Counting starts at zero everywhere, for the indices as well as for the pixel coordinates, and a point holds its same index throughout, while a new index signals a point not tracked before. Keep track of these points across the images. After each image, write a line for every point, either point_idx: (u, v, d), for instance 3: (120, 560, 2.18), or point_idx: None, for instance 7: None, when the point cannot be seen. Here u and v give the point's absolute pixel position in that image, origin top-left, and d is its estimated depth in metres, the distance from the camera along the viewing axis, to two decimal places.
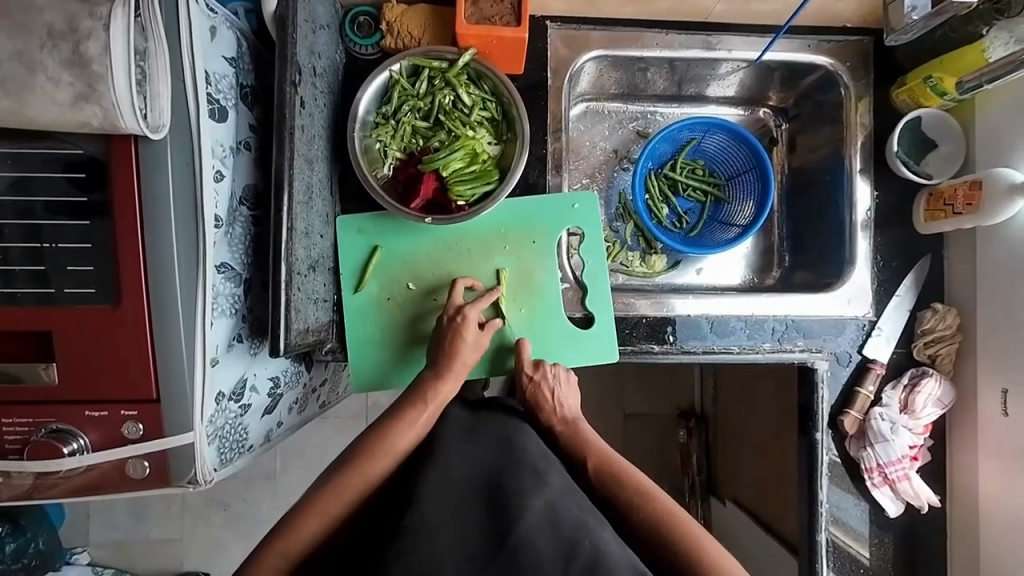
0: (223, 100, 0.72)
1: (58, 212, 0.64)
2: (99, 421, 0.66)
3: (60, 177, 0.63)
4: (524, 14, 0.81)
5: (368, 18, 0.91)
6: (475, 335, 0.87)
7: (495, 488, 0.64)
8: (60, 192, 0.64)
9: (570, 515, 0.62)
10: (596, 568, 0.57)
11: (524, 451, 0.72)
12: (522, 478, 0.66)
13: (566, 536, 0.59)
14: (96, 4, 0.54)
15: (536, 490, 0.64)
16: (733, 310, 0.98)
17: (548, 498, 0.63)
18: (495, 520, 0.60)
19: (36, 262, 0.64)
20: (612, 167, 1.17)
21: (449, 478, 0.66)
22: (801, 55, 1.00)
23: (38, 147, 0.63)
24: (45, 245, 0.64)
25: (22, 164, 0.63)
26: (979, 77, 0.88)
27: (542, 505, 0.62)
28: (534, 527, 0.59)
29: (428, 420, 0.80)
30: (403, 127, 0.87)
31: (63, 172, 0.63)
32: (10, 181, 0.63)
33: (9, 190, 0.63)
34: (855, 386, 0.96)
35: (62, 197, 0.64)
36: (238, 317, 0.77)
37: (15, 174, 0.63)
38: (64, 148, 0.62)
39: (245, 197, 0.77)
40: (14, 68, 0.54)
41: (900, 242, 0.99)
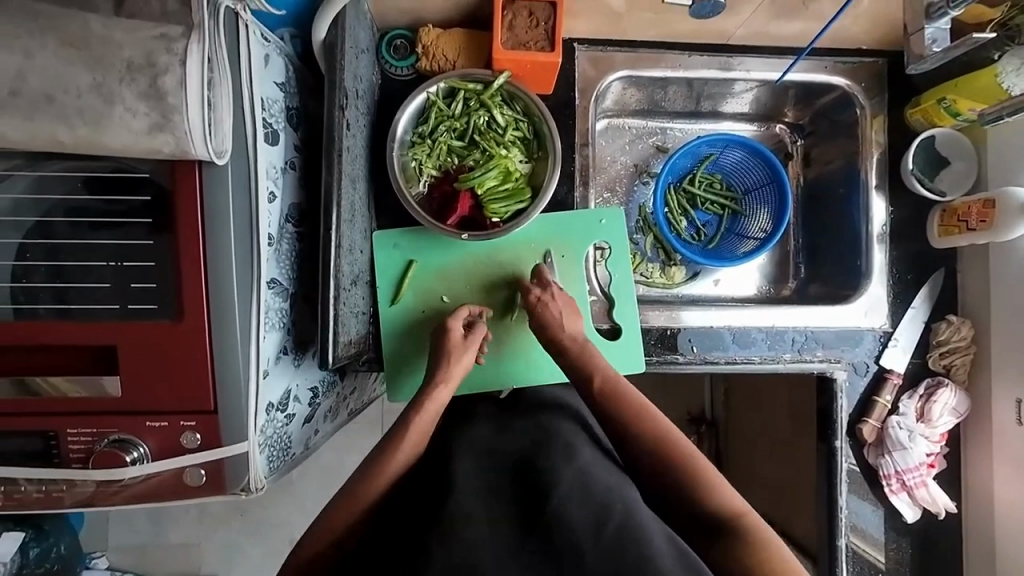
0: (275, 123, 0.76)
1: (81, 232, 0.68)
2: (159, 431, 0.69)
3: (86, 200, 0.68)
4: (558, 40, 0.85)
5: (404, 40, 0.94)
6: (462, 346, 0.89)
7: (526, 464, 0.72)
8: (82, 214, 0.68)
9: (599, 485, 0.69)
10: (625, 529, 0.62)
11: (552, 433, 0.80)
12: (553, 455, 0.74)
13: (598, 502, 0.66)
14: (173, 40, 0.58)
15: (565, 464, 0.71)
16: (755, 321, 1.01)
17: (576, 471, 0.70)
18: (529, 489, 0.68)
19: (56, 279, 0.68)
20: (632, 181, 1.20)
21: (488, 467, 0.72)
22: (818, 75, 1.04)
23: (66, 170, 0.67)
24: (66, 262, 0.68)
25: (55, 189, 0.67)
26: (999, 108, 0.90)
27: (571, 475, 0.69)
28: (566, 495, 0.65)
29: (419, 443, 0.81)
30: (439, 146, 0.90)
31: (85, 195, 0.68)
32: (59, 206, 0.68)
33: (44, 214, 0.68)
34: (873, 395, 0.99)
35: (83, 218, 0.68)
36: (285, 330, 0.80)
37: (59, 198, 0.68)
38: (93, 171, 0.67)
39: (291, 215, 0.81)
40: (93, 100, 0.58)
41: (914, 255, 1.02)
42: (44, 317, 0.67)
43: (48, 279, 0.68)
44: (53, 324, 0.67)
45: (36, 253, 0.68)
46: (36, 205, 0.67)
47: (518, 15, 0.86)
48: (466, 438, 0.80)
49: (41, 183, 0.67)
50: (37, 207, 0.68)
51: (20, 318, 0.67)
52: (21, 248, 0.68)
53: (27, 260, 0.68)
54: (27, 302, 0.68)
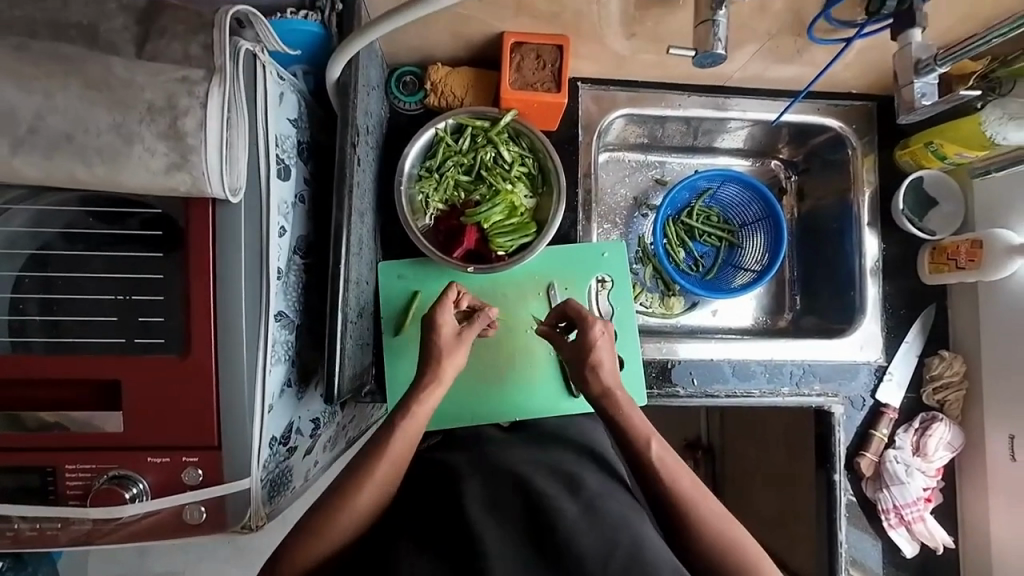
0: (287, 159, 0.77)
1: (73, 265, 0.69)
2: (160, 466, 0.68)
3: (83, 234, 0.69)
4: (564, 81, 0.88)
5: (413, 77, 0.97)
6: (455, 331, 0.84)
7: (529, 488, 0.70)
8: (75, 248, 0.69)
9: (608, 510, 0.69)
10: (634, 562, 0.63)
11: (556, 461, 0.79)
12: (552, 480, 0.73)
13: (606, 532, 0.65)
14: (194, 83, 0.59)
15: (569, 493, 0.70)
16: (753, 354, 1.03)
17: (583, 501, 0.69)
18: (534, 518, 0.66)
19: (45, 312, 0.68)
20: (631, 213, 1.23)
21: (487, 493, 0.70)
22: (811, 117, 1.08)
23: (60, 204, 0.68)
24: (56, 296, 0.68)
25: (54, 223, 0.69)
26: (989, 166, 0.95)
27: (577, 507, 0.68)
28: (573, 524, 0.65)
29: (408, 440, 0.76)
30: (446, 180, 0.92)
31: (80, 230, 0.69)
32: (59, 238, 0.69)
33: (41, 247, 0.69)
34: (869, 429, 1.01)
35: (77, 252, 0.69)
36: (289, 362, 0.80)
37: (59, 231, 0.69)
38: (91, 205, 0.68)
39: (299, 247, 0.81)
40: (113, 140, 0.59)
41: (905, 291, 1.05)
42: (46, 349, 0.67)
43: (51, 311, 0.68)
44: (55, 356, 0.66)
45: (35, 286, 0.68)
46: (34, 238, 0.69)
47: (526, 57, 0.89)
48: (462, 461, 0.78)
49: (39, 217, 0.68)
50: (35, 239, 0.69)
51: (23, 350, 0.67)
52: (17, 281, 0.68)
53: (23, 293, 0.68)
54: (29, 334, 0.68)
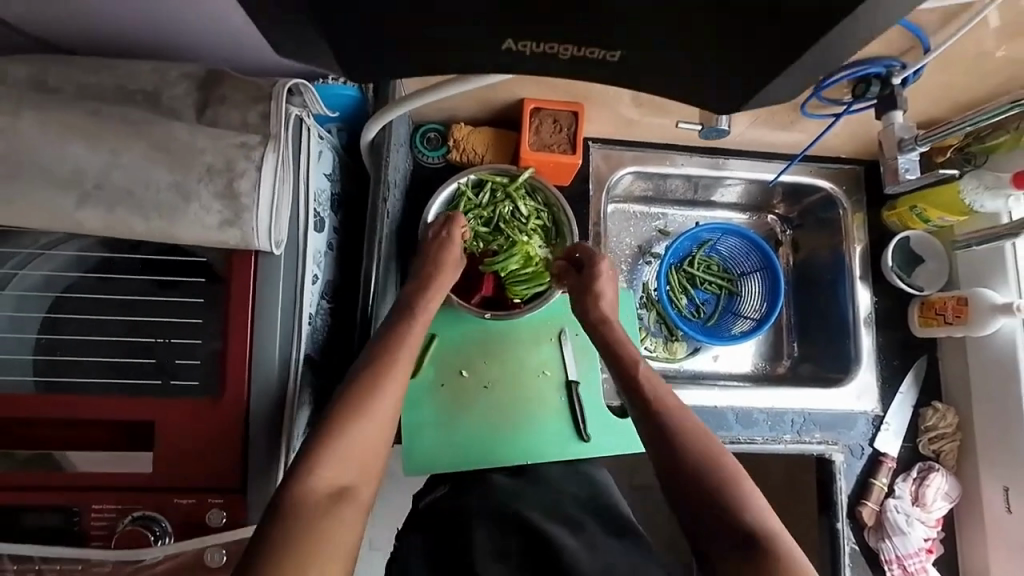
0: (322, 211, 0.82)
1: (95, 307, 0.72)
2: (185, 508, 0.69)
3: (108, 277, 0.72)
4: (579, 144, 0.95)
5: (437, 134, 1.04)
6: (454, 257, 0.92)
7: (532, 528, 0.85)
8: (95, 291, 0.72)
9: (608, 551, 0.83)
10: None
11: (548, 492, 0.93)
12: (560, 526, 0.86)
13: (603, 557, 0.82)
14: (251, 148, 0.65)
15: (568, 530, 0.85)
16: (756, 402, 1.07)
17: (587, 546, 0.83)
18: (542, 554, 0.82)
19: (48, 353, 0.70)
20: (636, 261, 1.29)
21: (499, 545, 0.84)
22: (804, 179, 1.17)
23: (84, 249, 0.72)
24: (77, 337, 0.71)
25: (81, 266, 0.72)
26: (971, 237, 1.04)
27: (576, 541, 0.84)
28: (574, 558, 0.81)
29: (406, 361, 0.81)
30: (467, 231, 0.98)
31: (100, 274, 0.72)
32: (76, 282, 0.72)
33: (62, 291, 0.72)
34: (869, 478, 1.04)
35: (94, 294, 0.72)
36: (312, 404, 0.82)
37: (75, 275, 0.72)
38: (115, 251, 0.72)
39: (327, 292, 0.86)
40: (172, 197, 0.64)
41: (898, 342, 1.11)
42: (76, 390, 0.69)
43: (56, 353, 0.70)
44: (82, 397, 0.68)
45: (59, 328, 0.71)
46: (53, 282, 0.71)
47: (544, 121, 0.96)
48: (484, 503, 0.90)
49: (61, 262, 0.72)
50: (54, 283, 0.71)
51: (57, 390, 0.69)
52: (44, 323, 0.71)
53: (51, 335, 0.71)
54: (58, 375, 0.70)
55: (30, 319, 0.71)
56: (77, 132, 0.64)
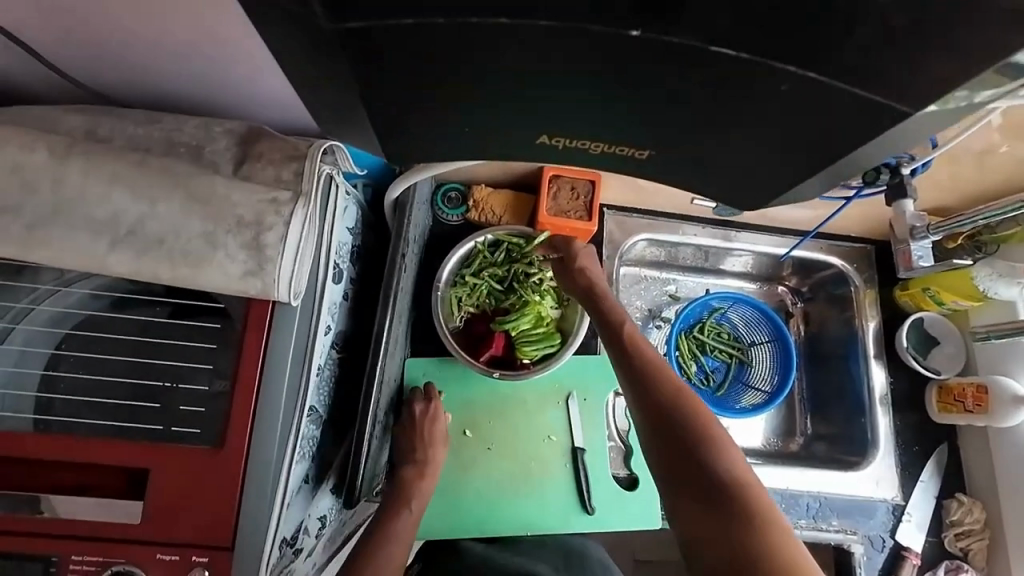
0: (341, 263, 0.84)
1: (102, 345, 0.73)
2: (167, 564, 0.66)
3: (120, 315, 0.74)
4: (594, 211, 0.98)
5: (457, 193, 1.08)
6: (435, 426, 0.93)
7: None
8: (105, 328, 0.73)
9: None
10: None
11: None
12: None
13: None
14: (281, 203, 0.68)
15: None
16: (768, 481, 1.02)
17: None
18: None
19: (47, 391, 0.70)
20: (645, 324, 1.29)
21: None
22: (814, 254, 1.18)
23: (101, 288, 0.74)
24: (80, 373, 0.71)
25: (96, 304, 0.74)
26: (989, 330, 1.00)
27: None
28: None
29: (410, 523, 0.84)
30: (480, 288, 0.99)
31: (113, 311, 0.74)
32: (87, 319, 0.73)
33: (73, 327, 0.73)
34: (892, 574, 0.97)
35: (99, 331, 0.73)
36: (311, 458, 0.80)
37: (84, 313, 0.73)
38: (131, 291, 0.75)
39: (338, 343, 0.86)
40: (200, 246, 0.66)
41: (917, 427, 1.07)
42: (71, 431, 0.68)
43: (55, 390, 0.70)
44: (70, 439, 0.67)
45: (63, 366, 0.72)
46: (64, 318, 0.73)
47: (562, 188, 0.99)
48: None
49: (77, 299, 0.74)
50: (65, 319, 0.73)
51: (58, 429, 0.68)
52: (50, 358, 0.72)
53: (54, 371, 0.71)
54: (59, 413, 0.69)
55: (40, 354, 0.71)
56: (119, 180, 0.68)
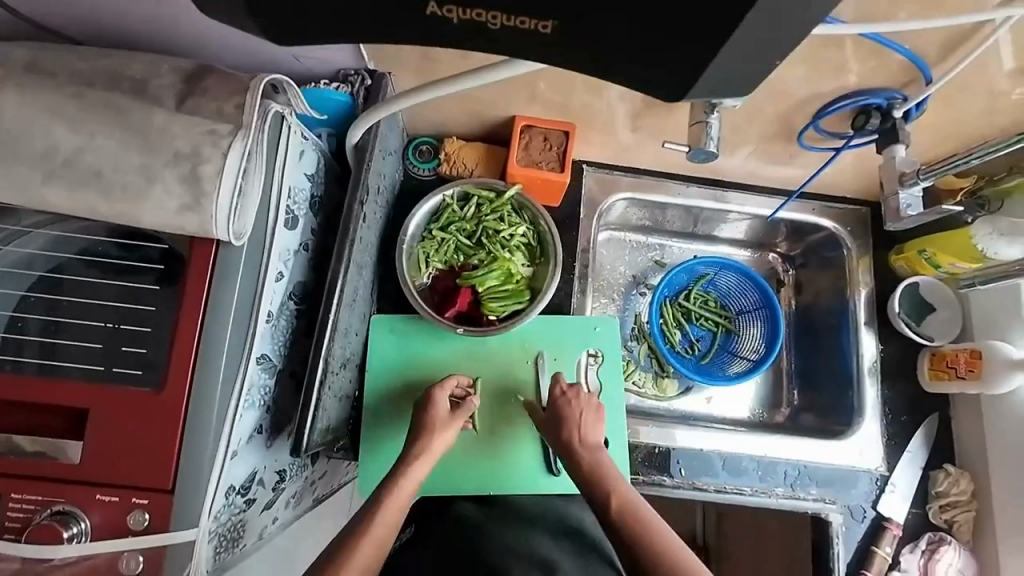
0: (296, 210, 0.81)
1: (85, 291, 0.71)
2: (107, 505, 0.65)
3: (94, 261, 0.72)
4: (567, 163, 0.94)
5: (429, 146, 1.04)
6: (444, 417, 0.88)
7: None
8: (87, 273, 0.72)
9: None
10: None
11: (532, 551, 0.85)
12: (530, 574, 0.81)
13: None
14: (220, 136, 0.65)
15: None
16: (745, 448, 0.98)
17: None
18: None
19: (15, 331, 0.69)
20: (629, 290, 1.23)
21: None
22: (805, 216, 1.12)
23: (83, 231, 0.72)
24: (61, 318, 0.70)
25: (69, 247, 0.72)
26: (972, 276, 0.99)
27: None
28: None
29: (396, 510, 0.80)
30: (448, 243, 0.96)
31: (89, 258, 0.72)
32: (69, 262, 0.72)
33: (54, 270, 0.72)
34: (871, 545, 0.93)
35: (85, 277, 0.71)
36: (264, 408, 0.78)
37: (70, 256, 0.72)
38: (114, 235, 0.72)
39: (295, 293, 0.83)
40: (135, 179, 0.63)
41: (907, 396, 1.02)
42: (26, 372, 0.67)
43: (25, 331, 0.69)
44: (24, 379, 0.66)
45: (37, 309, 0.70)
46: (48, 260, 0.72)
47: (534, 138, 0.95)
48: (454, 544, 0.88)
49: (59, 242, 0.72)
50: (47, 262, 0.72)
51: (11, 370, 0.67)
52: (25, 300, 0.70)
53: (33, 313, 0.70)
54: (24, 355, 0.68)
55: (13, 296, 0.70)
56: (53, 110, 0.64)
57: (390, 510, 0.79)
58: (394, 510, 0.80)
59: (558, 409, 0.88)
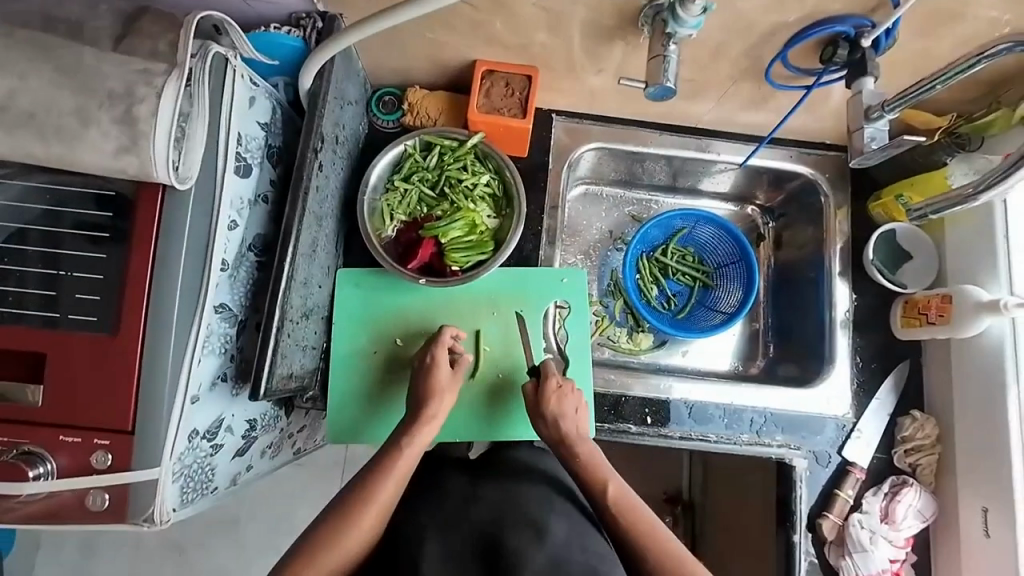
0: (250, 158, 0.80)
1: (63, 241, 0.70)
2: (70, 446, 0.68)
3: (64, 212, 0.71)
4: (529, 109, 0.93)
5: (392, 97, 1.02)
6: (447, 374, 0.89)
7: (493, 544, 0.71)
8: (60, 226, 0.71)
9: (576, 564, 0.68)
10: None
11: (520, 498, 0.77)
12: (521, 532, 0.71)
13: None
14: (154, 75, 0.64)
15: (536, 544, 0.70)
16: (712, 396, 0.99)
17: (550, 553, 0.69)
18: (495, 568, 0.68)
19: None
20: (606, 247, 1.20)
21: (452, 550, 0.71)
22: (783, 163, 1.08)
23: (55, 183, 0.70)
24: (55, 273, 0.70)
25: (41, 199, 0.70)
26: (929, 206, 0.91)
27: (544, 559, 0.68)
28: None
29: (409, 464, 0.82)
30: (410, 194, 0.95)
31: (60, 209, 0.71)
32: (46, 215, 0.70)
33: (28, 223, 0.70)
34: (834, 489, 0.94)
35: (58, 229, 0.70)
36: (226, 357, 0.79)
37: (46, 208, 0.71)
38: (81, 186, 0.70)
39: (254, 244, 0.83)
40: (71, 121, 0.62)
41: (878, 345, 1.01)
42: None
43: (7, 283, 0.69)
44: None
45: (15, 261, 0.70)
46: (19, 213, 0.70)
47: (495, 84, 0.95)
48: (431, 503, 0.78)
49: (31, 193, 0.70)
50: (20, 215, 0.70)
51: None
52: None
53: (10, 266, 0.69)
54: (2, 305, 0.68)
55: None
56: None
57: (405, 464, 0.81)
58: (408, 464, 0.81)
59: (537, 403, 0.87)
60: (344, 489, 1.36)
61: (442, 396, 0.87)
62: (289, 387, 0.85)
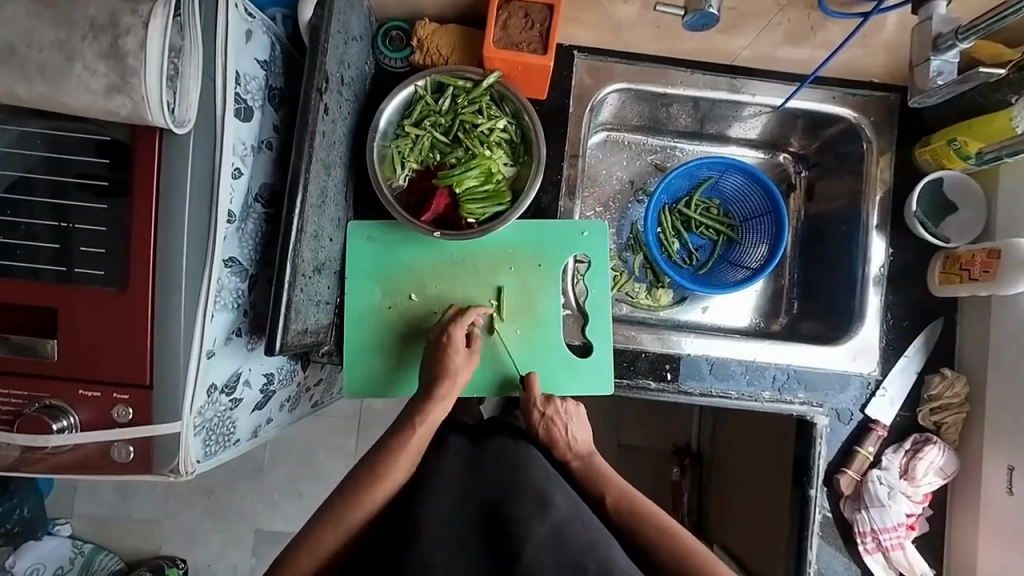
0: (250, 100, 0.74)
1: (60, 190, 0.67)
2: (92, 401, 0.67)
3: (62, 159, 0.66)
4: (550, 43, 0.85)
5: (400, 32, 0.93)
6: (464, 354, 0.88)
7: (498, 519, 0.66)
8: (57, 175, 0.67)
9: (574, 540, 0.64)
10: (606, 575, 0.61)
11: (526, 476, 0.73)
12: (525, 504, 0.68)
13: (571, 560, 0.61)
14: (139, 2, 0.58)
15: (540, 516, 0.66)
16: (734, 353, 0.97)
17: (553, 523, 0.65)
18: (499, 555, 0.62)
19: (7, 235, 0.66)
20: (626, 199, 1.13)
21: (453, 514, 0.68)
22: (824, 105, 0.99)
23: (46, 128, 0.66)
24: (56, 224, 0.67)
25: (34, 145, 0.66)
26: (999, 149, 0.86)
27: (546, 530, 0.64)
28: (538, 553, 0.61)
29: (423, 441, 0.82)
30: (422, 140, 0.89)
31: (55, 154, 0.66)
32: (43, 162, 0.66)
33: (27, 171, 0.66)
34: (854, 446, 0.94)
35: (57, 177, 0.67)
36: (239, 312, 0.77)
37: (41, 154, 0.66)
38: (71, 131, 0.66)
39: (261, 194, 0.79)
40: (53, 56, 0.57)
41: (912, 301, 0.97)
42: (4, 275, 0.66)
43: (16, 235, 0.66)
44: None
45: (21, 213, 0.66)
46: (16, 160, 0.66)
47: (513, 15, 0.86)
48: (442, 464, 0.77)
49: (22, 140, 0.66)
50: (18, 162, 0.66)
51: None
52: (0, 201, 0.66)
53: (12, 216, 0.66)
54: (8, 258, 0.66)
55: None
56: None
57: (418, 442, 0.82)
58: (422, 440, 0.82)
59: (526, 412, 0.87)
60: (360, 439, 1.39)
61: (455, 377, 0.86)
62: (302, 342, 0.82)
